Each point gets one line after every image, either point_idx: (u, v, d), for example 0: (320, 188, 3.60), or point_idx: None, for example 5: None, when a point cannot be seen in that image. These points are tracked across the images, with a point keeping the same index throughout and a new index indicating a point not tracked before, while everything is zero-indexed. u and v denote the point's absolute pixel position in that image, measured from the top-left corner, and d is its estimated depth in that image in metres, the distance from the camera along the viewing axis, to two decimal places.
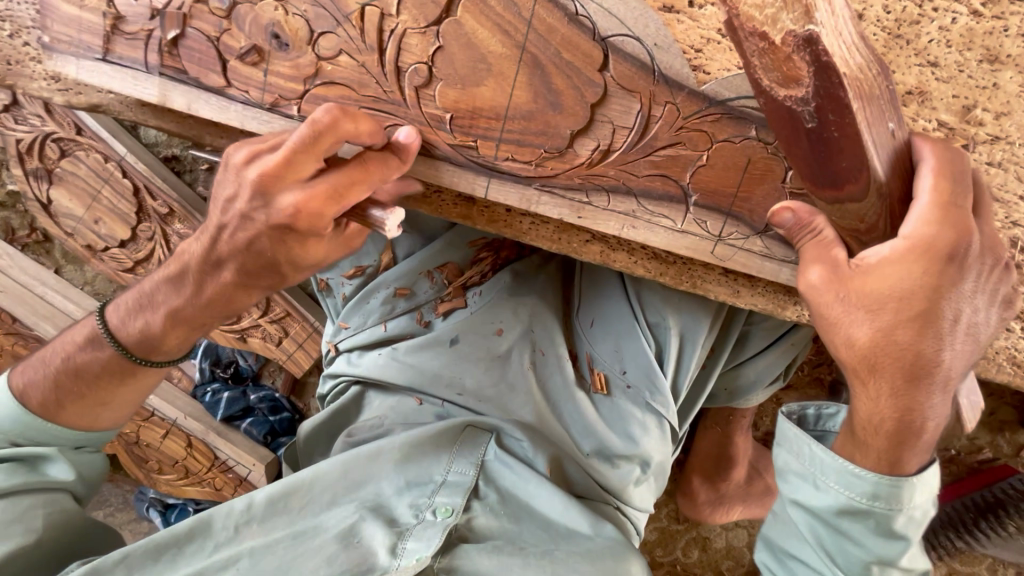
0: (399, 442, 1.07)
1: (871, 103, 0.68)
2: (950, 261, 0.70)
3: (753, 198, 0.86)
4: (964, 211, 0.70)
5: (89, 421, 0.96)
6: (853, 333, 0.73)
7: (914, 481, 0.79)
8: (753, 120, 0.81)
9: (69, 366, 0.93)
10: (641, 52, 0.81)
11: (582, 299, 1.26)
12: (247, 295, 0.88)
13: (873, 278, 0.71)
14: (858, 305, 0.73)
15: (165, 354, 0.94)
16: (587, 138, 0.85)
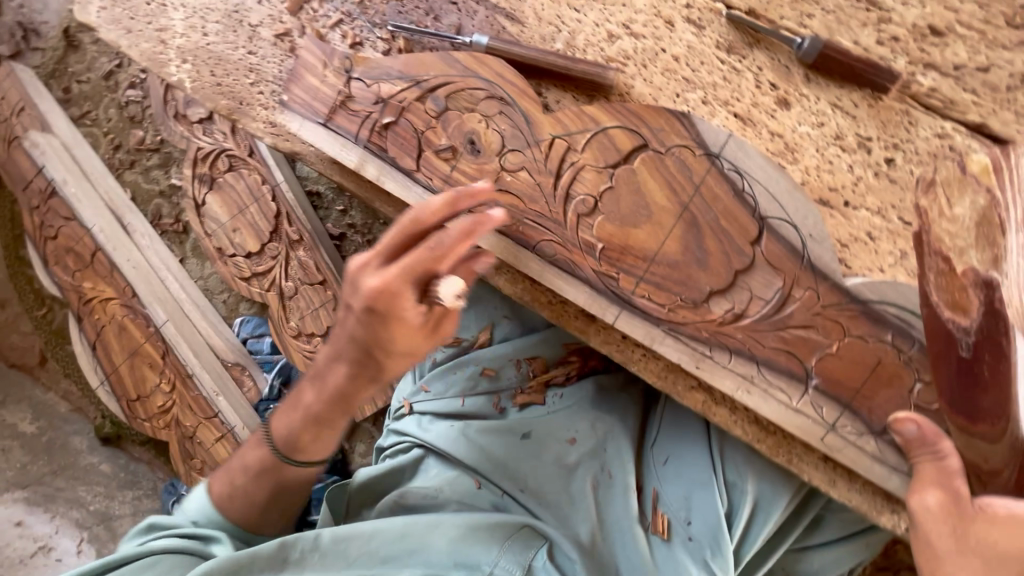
0: (461, 521, 1.10)
1: None
2: None
3: (875, 398, 0.85)
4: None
5: (255, 512, 1.08)
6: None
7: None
8: (891, 326, 0.84)
9: (239, 468, 1.07)
10: (795, 238, 0.86)
11: (659, 432, 1.27)
12: (359, 385, 0.97)
13: (995, 531, 0.76)
14: (972, 551, 0.76)
15: (306, 454, 1.04)
16: (723, 299, 0.89)
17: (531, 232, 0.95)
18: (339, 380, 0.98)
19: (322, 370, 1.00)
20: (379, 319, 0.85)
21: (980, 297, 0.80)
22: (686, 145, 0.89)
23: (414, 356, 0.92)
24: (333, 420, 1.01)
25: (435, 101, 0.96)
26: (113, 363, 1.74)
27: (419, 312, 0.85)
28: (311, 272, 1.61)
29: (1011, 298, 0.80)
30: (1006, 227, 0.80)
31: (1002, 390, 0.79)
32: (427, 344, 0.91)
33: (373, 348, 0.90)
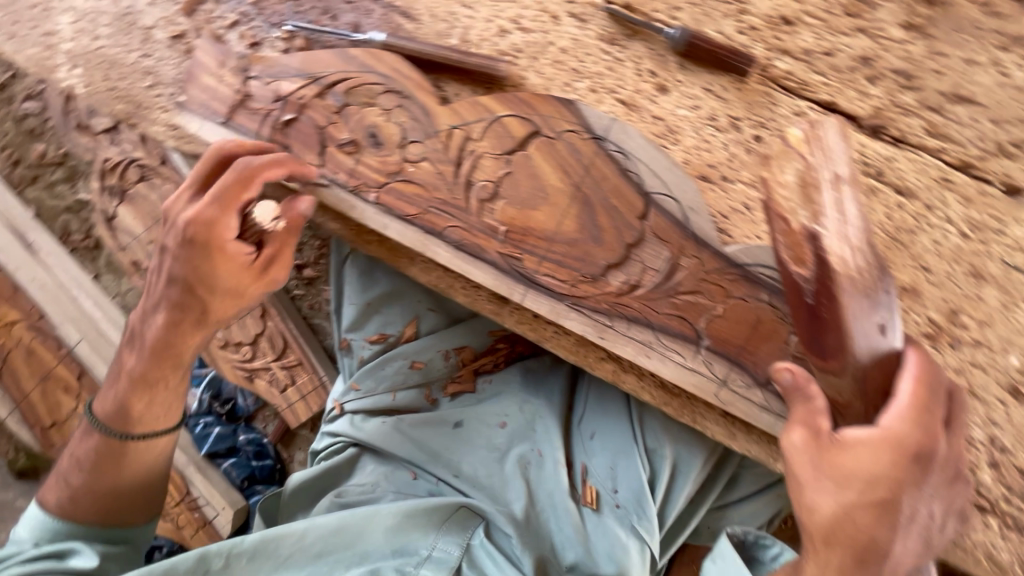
0: (397, 509, 1.14)
1: (865, 299, 0.79)
2: (918, 460, 0.73)
3: (758, 352, 0.93)
4: (934, 419, 0.76)
5: (99, 511, 1.02)
6: (817, 502, 0.76)
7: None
8: (765, 286, 0.93)
9: (74, 467, 1.04)
10: (677, 211, 0.94)
11: (586, 410, 1.33)
12: (186, 339, 1.00)
13: (847, 455, 0.75)
14: (826, 474, 0.76)
15: (146, 426, 1.03)
16: (618, 272, 0.96)
17: (437, 219, 0.98)
18: (161, 336, 0.99)
19: (141, 333, 1.02)
20: (203, 252, 0.92)
21: (808, 253, 0.81)
22: (574, 130, 0.95)
23: (242, 297, 0.98)
24: (165, 379, 1.02)
25: (335, 97, 0.99)
26: (23, 391, 1.64)
27: (240, 247, 0.94)
28: None
29: (834, 250, 0.78)
30: (821, 184, 0.79)
31: (844, 334, 0.80)
32: (255, 290, 0.99)
33: (196, 286, 0.95)
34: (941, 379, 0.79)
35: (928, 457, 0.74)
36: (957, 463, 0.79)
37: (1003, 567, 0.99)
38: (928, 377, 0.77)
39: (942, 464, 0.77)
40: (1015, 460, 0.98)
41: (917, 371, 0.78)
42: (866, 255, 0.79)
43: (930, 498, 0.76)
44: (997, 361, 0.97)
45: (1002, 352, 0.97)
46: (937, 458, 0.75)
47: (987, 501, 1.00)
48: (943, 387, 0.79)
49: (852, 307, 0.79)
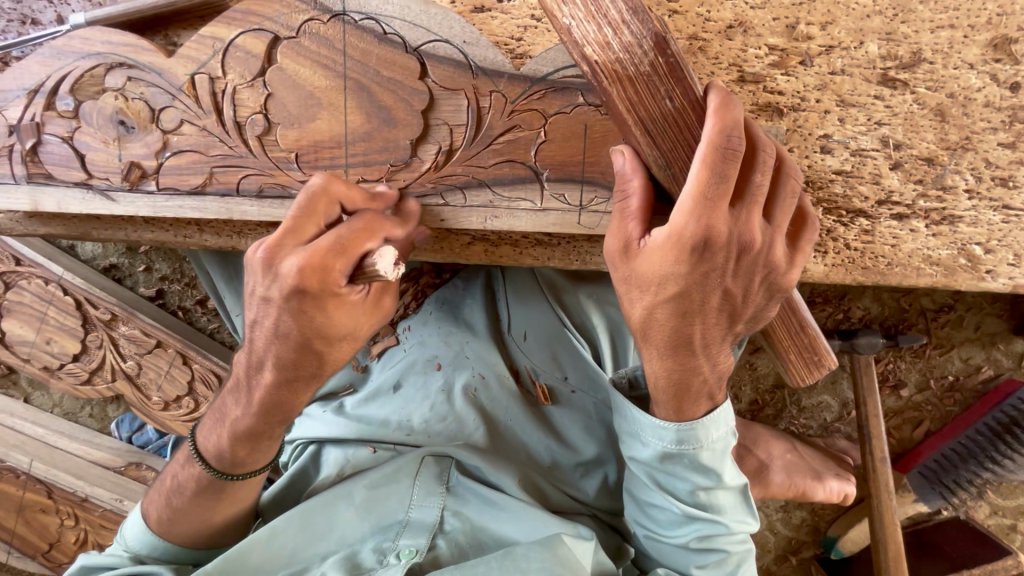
0: (364, 482, 1.07)
1: (638, 81, 0.70)
2: (698, 250, 0.69)
3: (601, 160, 0.86)
4: (720, 200, 0.67)
5: (203, 523, 1.01)
6: (629, 313, 0.77)
7: (703, 421, 0.85)
8: (576, 88, 0.84)
9: (176, 490, 1.00)
10: (454, 52, 0.84)
11: (512, 313, 1.25)
12: (292, 396, 0.87)
13: (644, 263, 0.72)
14: (636, 286, 0.74)
15: (247, 467, 0.98)
16: (427, 144, 0.87)
17: (229, 176, 0.90)
18: (267, 391, 0.87)
19: (246, 386, 0.89)
20: (319, 302, 0.76)
21: (573, 52, 0.69)
22: (312, 17, 0.84)
23: (358, 339, 0.83)
24: (270, 430, 0.93)
25: (64, 100, 0.88)
26: (9, 529, 1.64)
27: (356, 289, 0.78)
28: (142, 341, 1.52)
29: (590, 37, 0.67)
30: None
31: (638, 126, 0.71)
32: (374, 326, 0.84)
33: (311, 340, 0.79)
34: (738, 146, 0.66)
35: (710, 241, 0.69)
36: (752, 234, 0.71)
37: (945, 265, 0.94)
38: (714, 154, 0.66)
39: (732, 242, 0.70)
40: (915, 150, 0.91)
41: (704, 149, 0.66)
42: (628, 28, 0.67)
43: (721, 284, 0.73)
44: (855, 58, 0.88)
45: (856, 46, 0.88)
46: (723, 239, 0.69)
47: (904, 206, 0.93)
48: (742, 156, 0.67)
49: (635, 90, 0.70)
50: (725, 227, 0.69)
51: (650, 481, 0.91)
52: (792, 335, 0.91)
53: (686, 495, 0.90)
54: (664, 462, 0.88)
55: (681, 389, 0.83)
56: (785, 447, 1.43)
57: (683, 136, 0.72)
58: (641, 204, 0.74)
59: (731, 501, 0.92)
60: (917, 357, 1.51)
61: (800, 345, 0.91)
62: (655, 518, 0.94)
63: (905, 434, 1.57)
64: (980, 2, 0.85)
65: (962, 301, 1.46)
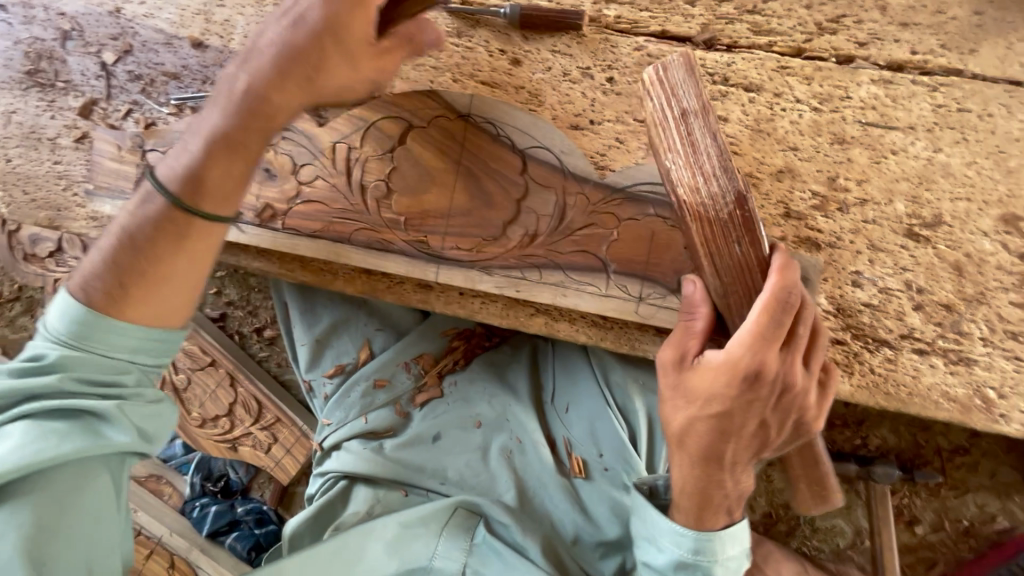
0: (395, 520, 1.16)
1: (716, 226, 0.86)
2: (748, 379, 0.81)
3: (662, 262, 1.00)
4: (771, 342, 0.80)
5: (147, 314, 0.85)
6: (672, 417, 0.88)
7: (720, 535, 0.92)
8: (648, 201, 1.00)
9: (126, 241, 0.86)
10: (552, 157, 1.02)
11: (556, 386, 1.36)
12: (283, 95, 0.87)
13: (697, 377, 0.84)
14: (684, 396, 0.86)
15: (213, 202, 0.86)
16: (516, 226, 1.02)
17: (343, 227, 1.06)
18: (249, 119, 0.87)
19: (224, 108, 0.88)
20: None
21: (669, 188, 0.89)
22: (442, 114, 1.04)
23: (355, 72, 0.88)
24: (225, 187, 0.87)
25: None
26: None
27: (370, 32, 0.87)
28: (198, 356, 1.60)
29: (684, 180, 0.87)
30: (665, 121, 0.86)
31: (707, 259, 0.88)
32: (371, 78, 0.90)
33: (324, 38, 0.85)
34: (796, 302, 0.81)
35: (760, 374, 0.81)
36: (794, 376, 0.83)
37: (962, 402, 1.03)
38: (773, 305, 0.80)
39: (777, 380, 0.82)
40: (936, 296, 1.04)
41: (765, 300, 0.80)
42: (717, 182, 0.85)
43: (761, 414, 0.84)
44: (884, 212, 1.04)
45: (886, 203, 1.04)
46: (771, 373, 0.81)
47: (924, 343, 1.04)
48: (795, 310, 0.81)
49: (710, 231, 0.87)
50: (775, 366, 0.81)
51: None
52: (804, 466, 0.99)
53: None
54: (680, 572, 0.94)
55: (705, 500, 0.92)
56: (796, 568, 1.42)
57: (744, 279, 0.87)
58: (702, 328, 0.88)
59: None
60: (933, 495, 1.54)
61: (809, 477, 0.99)
62: None
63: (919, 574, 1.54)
64: (993, 183, 1.02)
65: (976, 445, 1.51)
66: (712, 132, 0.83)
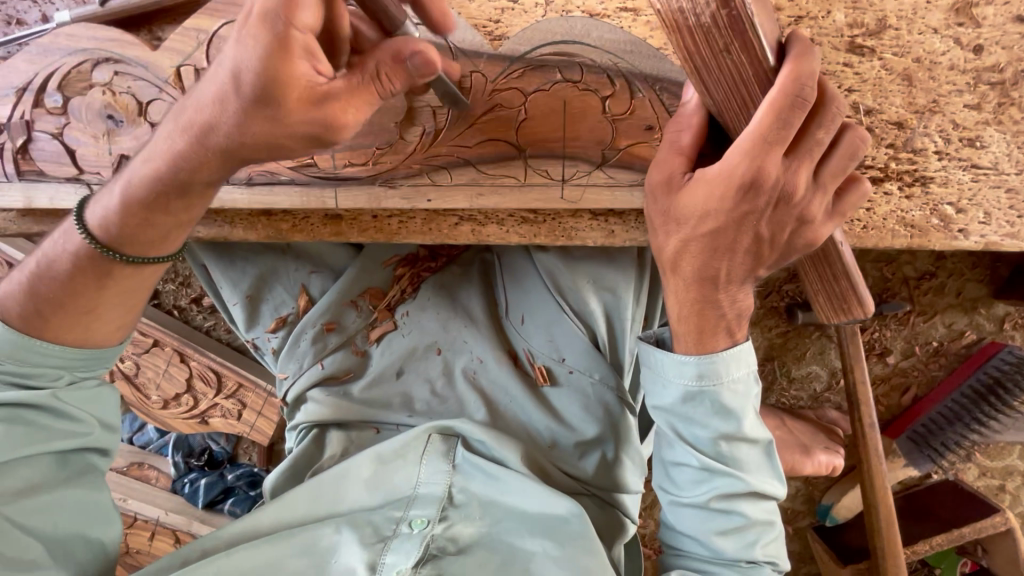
0: (367, 456, 1.11)
1: (707, 34, 0.66)
2: (747, 188, 0.75)
3: (580, 134, 0.88)
4: (774, 145, 0.72)
5: (80, 333, 0.82)
6: (663, 243, 0.85)
7: (724, 356, 0.86)
8: (554, 65, 0.86)
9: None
10: (434, 34, 0.86)
11: (508, 298, 1.28)
12: None
13: (687, 195, 0.79)
14: (675, 220, 0.81)
15: None
16: (412, 126, 0.89)
17: None
18: None
19: None
20: None
21: None
22: None
23: None
24: None
25: (53, 97, 0.91)
26: None
27: None
28: (139, 340, 1.51)
29: None
30: None
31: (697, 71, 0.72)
32: None
33: None
34: (808, 97, 0.69)
35: (759, 180, 0.75)
36: (796, 182, 0.76)
37: (919, 226, 0.97)
38: (783, 104, 0.68)
39: (778, 188, 0.76)
40: (886, 115, 0.93)
41: (774, 95, 0.68)
42: None
43: (762, 229, 0.80)
44: (823, 27, 0.91)
45: (824, 15, 0.90)
46: (771, 181, 0.75)
47: (878, 170, 0.96)
48: (808, 106, 0.70)
49: (698, 42, 0.68)
50: (776, 171, 0.74)
51: (670, 429, 0.91)
52: (823, 280, 0.92)
53: (707, 446, 0.89)
54: (687, 404, 0.88)
55: (702, 324, 0.87)
56: (775, 424, 1.49)
57: (744, 88, 0.72)
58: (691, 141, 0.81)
59: (753, 457, 0.90)
60: (902, 324, 1.55)
61: (831, 293, 0.93)
62: (679, 480, 0.93)
63: (893, 401, 1.60)
64: None
65: (943, 268, 1.50)
66: None
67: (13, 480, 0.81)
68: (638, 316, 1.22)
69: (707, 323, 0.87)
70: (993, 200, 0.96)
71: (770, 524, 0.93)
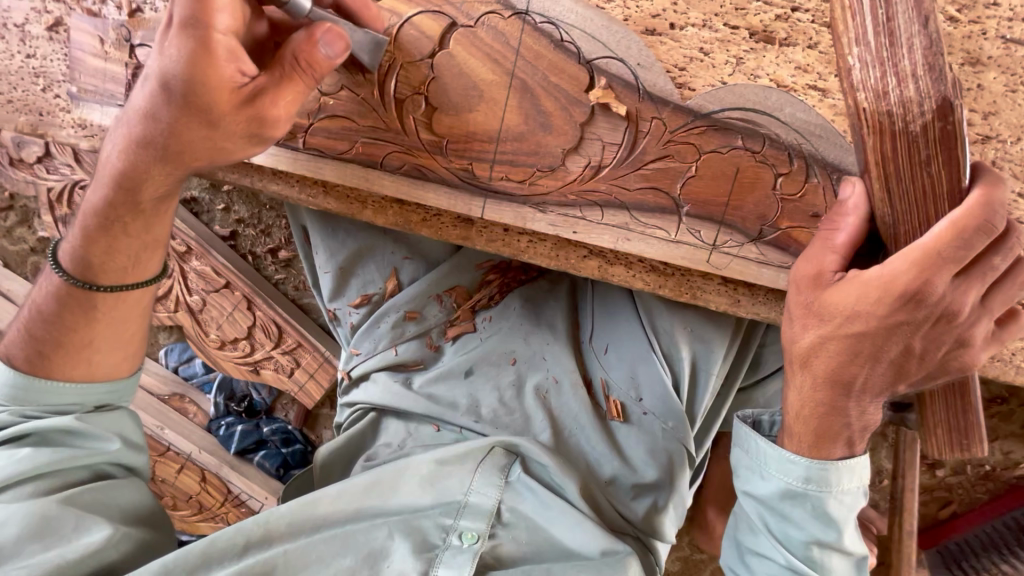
0: (429, 457, 1.06)
1: (899, 140, 0.70)
2: (907, 299, 0.73)
3: (745, 205, 0.87)
4: (948, 263, 0.70)
5: (83, 369, 0.94)
6: (798, 335, 0.81)
7: (838, 465, 0.84)
8: (738, 130, 0.84)
9: (36, 316, 0.94)
10: (626, 72, 0.84)
11: (595, 323, 1.24)
12: None
13: (835, 293, 0.77)
14: (819, 315, 0.78)
15: None
16: (577, 156, 0.88)
17: (374, 149, 0.93)
18: None
19: None
20: None
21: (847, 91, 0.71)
22: (494, 10, 0.84)
23: None
24: None
25: None
26: None
27: None
28: (212, 278, 1.52)
29: (869, 83, 0.69)
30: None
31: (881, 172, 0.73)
32: None
33: None
34: (995, 225, 0.68)
35: (923, 295, 0.73)
36: (958, 305, 0.74)
37: None
38: (968, 224, 0.68)
39: (940, 305, 0.74)
40: None
41: (961, 213, 0.68)
42: (914, 84, 0.67)
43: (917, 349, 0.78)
44: (1008, 153, 0.88)
45: (1012, 141, 0.88)
46: (933, 298, 0.73)
47: (1021, 304, 0.93)
48: (994, 232, 0.69)
49: (892, 146, 0.70)
50: (943, 289, 0.72)
51: (760, 522, 0.90)
52: (949, 410, 0.87)
53: (798, 548, 0.86)
54: (785, 501, 0.86)
55: (823, 426, 0.83)
56: None
57: (926, 202, 0.72)
58: (846, 241, 0.78)
59: (844, 568, 0.87)
60: None
61: (951, 426, 0.87)
62: (756, 572, 0.91)
63: (931, 511, 1.60)
64: None
65: (1016, 397, 1.46)
66: (924, 19, 0.66)
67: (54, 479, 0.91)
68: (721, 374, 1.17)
69: (829, 426, 0.83)
70: None
71: None
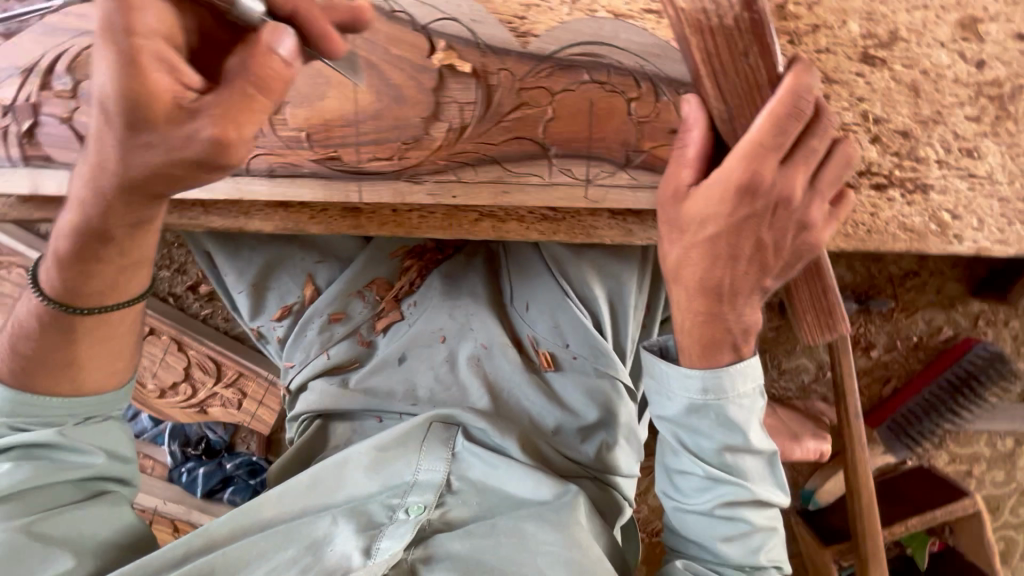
0: (368, 444, 1.09)
1: (716, 38, 0.72)
2: (745, 194, 0.78)
3: (606, 135, 0.90)
4: (770, 152, 0.76)
5: (69, 386, 0.87)
6: (667, 252, 0.86)
7: (731, 370, 0.88)
8: (581, 66, 0.87)
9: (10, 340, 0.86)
10: (463, 30, 0.86)
11: (512, 285, 1.26)
12: None
13: (691, 205, 0.81)
14: (682, 228, 0.82)
15: None
16: (438, 121, 0.89)
17: None
18: None
19: None
20: None
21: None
22: None
23: None
24: None
25: (61, 79, 0.88)
26: None
27: None
28: None
29: None
30: None
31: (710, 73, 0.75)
32: None
33: None
34: (805, 108, 0.74)
35: (756, 185, 0.78)
36: (791, 189, 0.79)
37: (919, 230, 1.02)
38: (779, 112, 0.73)
39: (775, 193, 0.79)
40: (893, 124, 0.97)
41: (774, 103, 0.73)
42: None
43: (775, 235, 0.83)
44: (837, 37, 0.94)
45: (839, 25, 0.93)
46: (767, 186, 0.78)
47: (882, 176, 0.99)
48: (806, 117, 0.74)
49: (714, 43, 0.73)
50: (772, 177, 0.77)
51: (673, 439, 0.94)
52: (811, 295, 0.93)
53: (711, 455, 0.92)
54: (692, 416, 0.91)
55: (707, 333, 0.88)
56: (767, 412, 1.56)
57: (749, 95, 0.76)
58: (696, 155, 0.80)
59: (755, 466, 0.93)
60: (886, 320, 1.63)
61: (818, 308, 0.93)
62: (681, 486, 0.96)
63: (875, 391, 1.67)
64: None
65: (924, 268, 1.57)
66: None
67: (30, 506, 0.86)
68: (638, 305, 1.21)
69: (713, 332, 0.88)
70: (986, 208, 1.02)
71: (773, 530, 0.95)
